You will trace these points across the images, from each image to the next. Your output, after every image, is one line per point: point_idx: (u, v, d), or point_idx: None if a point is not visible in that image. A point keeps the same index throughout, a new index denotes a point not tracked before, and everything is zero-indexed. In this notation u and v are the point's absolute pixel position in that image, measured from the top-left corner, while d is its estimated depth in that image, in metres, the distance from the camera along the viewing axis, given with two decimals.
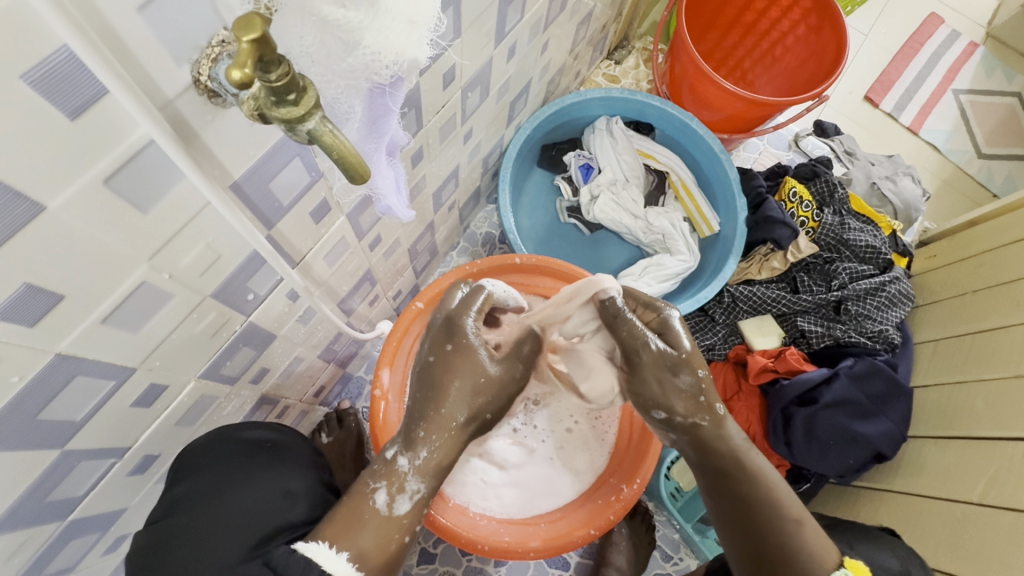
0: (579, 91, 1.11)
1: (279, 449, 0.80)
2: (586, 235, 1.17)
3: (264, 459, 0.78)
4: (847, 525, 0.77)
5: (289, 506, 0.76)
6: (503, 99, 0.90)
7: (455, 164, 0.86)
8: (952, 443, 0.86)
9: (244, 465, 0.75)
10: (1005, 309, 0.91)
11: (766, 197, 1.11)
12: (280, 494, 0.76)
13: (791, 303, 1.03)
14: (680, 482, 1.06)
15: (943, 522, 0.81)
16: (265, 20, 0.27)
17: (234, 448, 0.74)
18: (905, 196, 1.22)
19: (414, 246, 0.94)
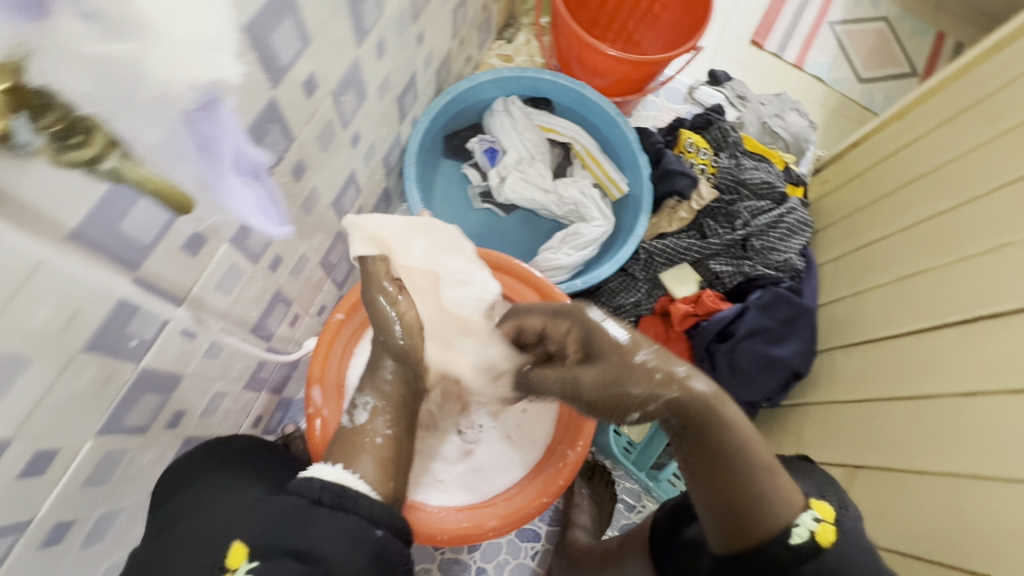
0: (470, 77, 1.11)
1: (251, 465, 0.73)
2: (503, 217, 1.18)
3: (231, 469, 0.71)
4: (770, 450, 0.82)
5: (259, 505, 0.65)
6: (388, 96, 0.89)
7: (350, 169, 0.86)
8: (855, 350, 0.92)
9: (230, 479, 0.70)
10: (886, 219, 0.98)
11: (664, 150, 1.16)
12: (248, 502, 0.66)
13: (702, 248, 1.08)
14: (630, 436, 1.13)
15: (879, 427, 0.80)
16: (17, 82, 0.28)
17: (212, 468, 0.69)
18: (794, 130, 1.30)
19: (327, 259, 0.93)
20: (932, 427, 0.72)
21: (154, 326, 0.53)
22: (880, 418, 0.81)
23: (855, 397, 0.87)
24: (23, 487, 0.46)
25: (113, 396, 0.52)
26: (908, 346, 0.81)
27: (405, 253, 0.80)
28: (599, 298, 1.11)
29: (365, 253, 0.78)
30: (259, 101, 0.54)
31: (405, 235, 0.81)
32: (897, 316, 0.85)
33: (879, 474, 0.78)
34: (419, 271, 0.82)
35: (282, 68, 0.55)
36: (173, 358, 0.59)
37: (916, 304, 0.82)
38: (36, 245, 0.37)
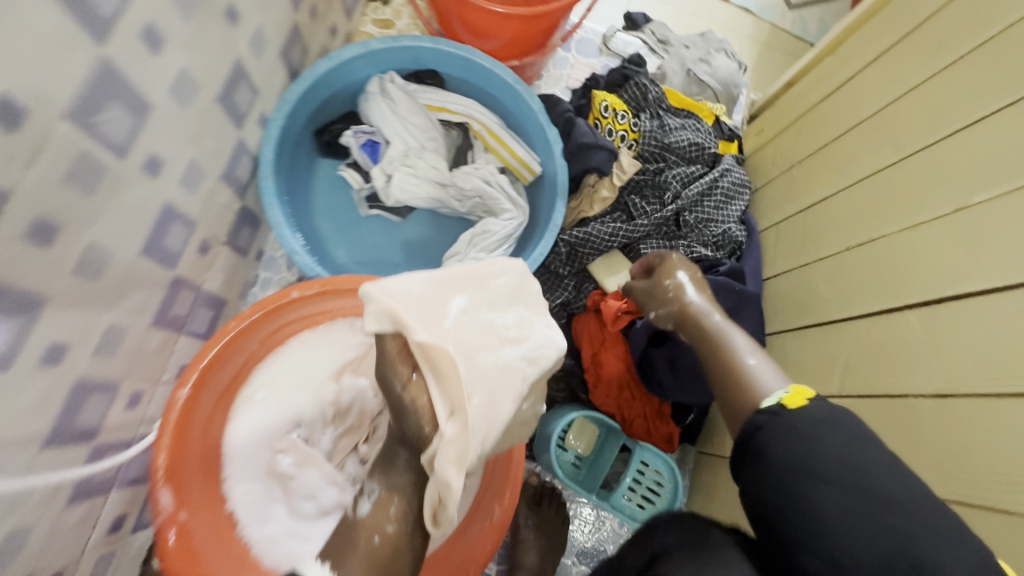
0: (329, 55, 0.90)
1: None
2: (398, 222, 1.00)
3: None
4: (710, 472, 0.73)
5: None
6: (201, 98, 0.68)
7: (161, 203, 0.66)
8: (806, 333, 0.80)
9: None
10: (827, 174, 0.84)
11: (575, 119, 0.98)
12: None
13: (629, 232, 0.93)
14: (579, 449, 1.00)
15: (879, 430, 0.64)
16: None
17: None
18: (721, 76, 1.15)
19: (165, 315, 0.74)
20: (955, 433, 0.55)
21: None
22: (878, 416, 0.64)
23: (809, 393, 0.76)
24: None
25: None
26: (865, 331, 0.69)
27: (435, 318, 0.63)
28: None
29: (379, 329, 0.62)
30: None
31: (438, 297, 0.66)
32: (849, 293, 0.74)
33: None
34: (467, 333, 0.64)
35: None
36: None
37: (870, 279, 0.71)
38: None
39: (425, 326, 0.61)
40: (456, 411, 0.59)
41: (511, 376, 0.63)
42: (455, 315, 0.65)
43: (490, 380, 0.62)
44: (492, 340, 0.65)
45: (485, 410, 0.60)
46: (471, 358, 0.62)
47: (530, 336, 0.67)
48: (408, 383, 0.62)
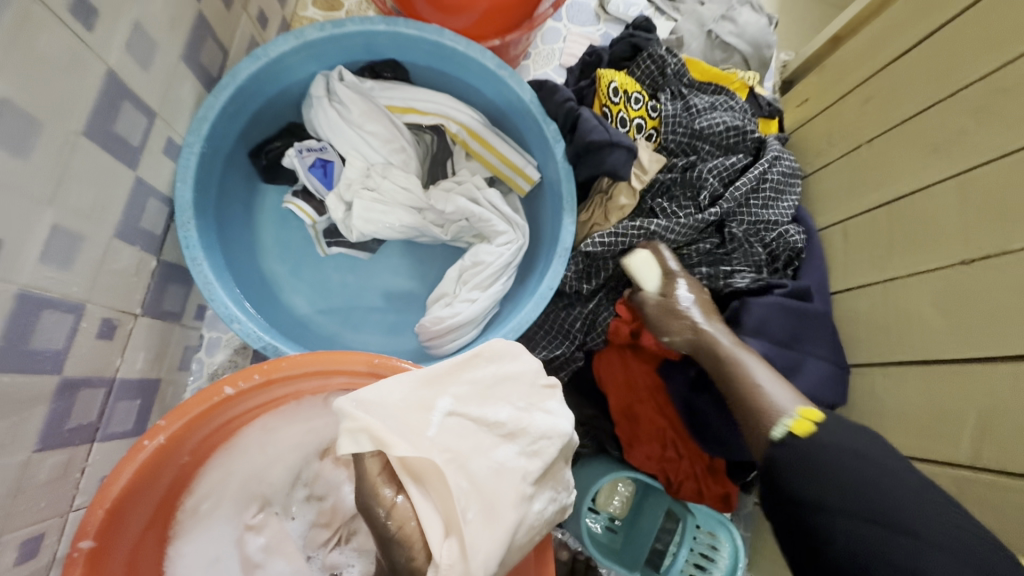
0: (253, 53, 0.69)
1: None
2: (367, 257, 0.80)
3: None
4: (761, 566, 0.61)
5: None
6: (53, 136, 0.48)
7: (12, 293, 0.46)
8: (908, 370, 0.61)
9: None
10: (915, 156, 0.65)
11: (579, 109, 0.75)
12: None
13: (663, 246, 0.73)
14: (612, 511, 0.84)
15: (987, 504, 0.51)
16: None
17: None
18: (752, 35, 0.93)
19: (59, 429, 0.55)
20: None
21: None
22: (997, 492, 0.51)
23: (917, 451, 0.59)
24: None
25: None
26: (1003, 383, 0.51)
27: (415, 427, 0.47)
28: (528, 350, 0.76)
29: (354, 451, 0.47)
30: None
31: (420, 400, 0.49)
32: (969, 328, 0.55)
33: None
34: (457, 438, 0.47)
35: None
36: None
37: (1002, 310, 0.52)
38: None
39: (401, 438, 0.45)
40: (451, 531, 0.42)
41: (512, 481, 0.45)
42: (442, 420, 0.48)
43: (488, 491, 0.44)
44: (486, 437, 0.47)
45: (489, 535, 0.42)
46: (461, 468, 0.45)
47: (530, 426, 0.48)
48: (392, 509, 0.45)
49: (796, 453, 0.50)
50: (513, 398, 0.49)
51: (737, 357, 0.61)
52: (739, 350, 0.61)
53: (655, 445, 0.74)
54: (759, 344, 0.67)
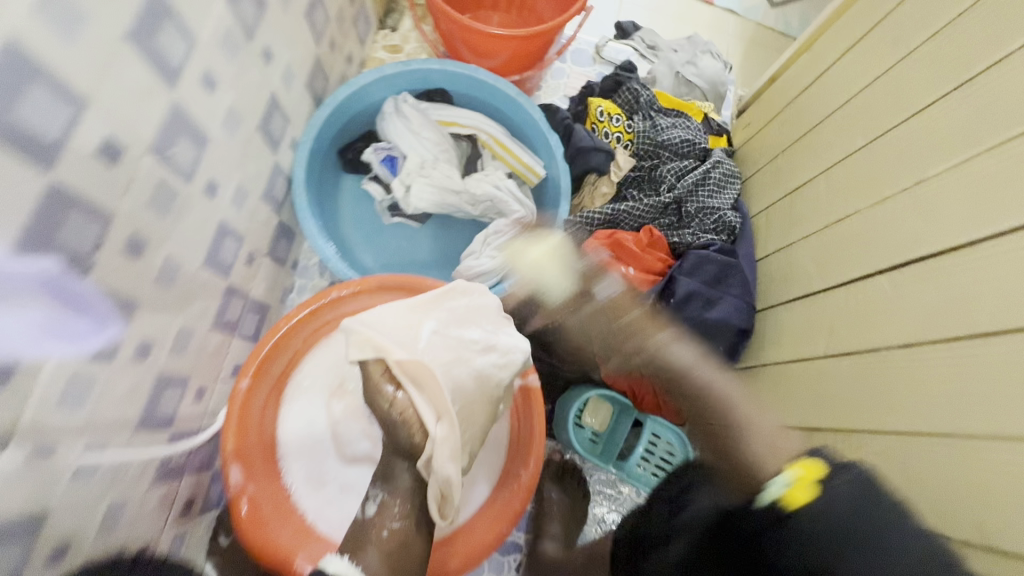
0: (350, 82, 1.00)
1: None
2: (418, 227, 1.10)
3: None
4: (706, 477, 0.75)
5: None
6: (245, 129, 0.78)
7: (217, 220, 0.76)
8: (796, 304, 0.87)
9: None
10: (805, 161, 0.93)
11: (573, 125, 1.07)
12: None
13: (631, 220, 1.02)
14: (595, 425, 1.08)
15: (833, 384, 0.76)
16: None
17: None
18: (708, 75, 1.24)
19: (221, 319, 0.84)
20: (911, 385, 0.63)
21: None
22: (837, 373, 0.75)
23: (798, 358, 0.84)
24: None
25: None
26: (844, 298, 0.77)
27: (409, 340, 0.65)
28: (532, 295, 1.04)
29: (362, 357, 0.63)
30: (26, 199, 0.44)
31: (411, 323, 0.68)
32: (831, 266, 0.81)
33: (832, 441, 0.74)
34: (442, 351, 0.66)
35: (50, 147, 0.46)
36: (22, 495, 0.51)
37: (849, 251, 0.78)
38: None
39: (402, 347, 0.63)
40: (441, 417, 0.59)
41: (487, 380, 0.67)
42: (429, 335, 0.67)
43: (470, 391, 0.65)
44: (466, 351, 0.67)
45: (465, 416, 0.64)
46: (450, 372, 0.64)
47: (498, 343, 0.70)
48: (394, 402, 0.60)
49: (789, 531, 0.52)
50: (482, 325, 0.71)
51: (713, 393, 0.74)
52: (733, 395, 0.73)
53: (623, 366, 1.01)
54: (691, 283, 0.91)
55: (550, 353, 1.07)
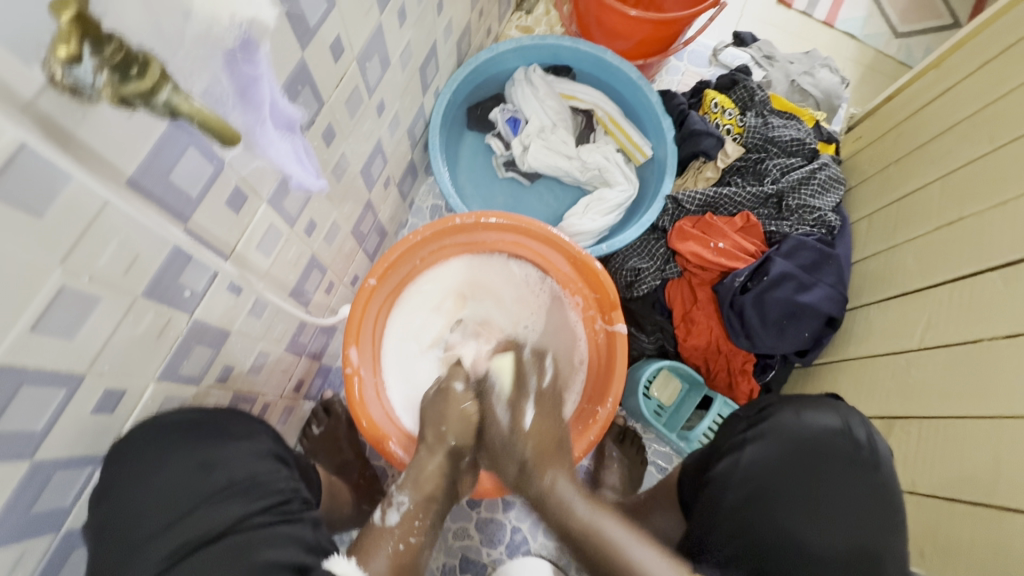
0: (491, 47, 1.12)
1: (201, 426, 0.61)
2: (526, 185, 1.20)
3: (187, 437, 0.59)
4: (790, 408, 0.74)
5: (217, 476, 0.60)
6: (410, 65, 0.90)
7: (376, 138, 0.87)
8: (892, 303, 0.89)
9: (165, 444, 0.57)
10: (922, 168, 0.94)
11: (688, 112, 1.14)
12: (197, 467, 0.59)
13: (733, 204, 1.06)
14: (661, 399, 1.09)
15: (925, 375, 0.77)
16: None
17: (152, 437, 0.57)
18: (824, 87, 1.26)
19: (357, 228, 0.95)
20: (1016, 375, 0.64)
21: (204, 279, 0.56)
22: (932, 364, 0.77)
23: (890, 350, 0.85)
24: (97, 422, 0.50)
25: (170, 344, 0.56)
26: (947, 294, 0.79)
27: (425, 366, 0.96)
28: (624, 261, 1.09)
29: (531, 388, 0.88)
30: (288, 63, 0.56)
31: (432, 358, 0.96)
32: (938, 266, 0.82)
33: (916, 426, 0.76)
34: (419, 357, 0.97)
35: (309, 31, 0.57)
36: (220, 313, 0.62)
37: (959, 250, 0.80)
38: (51, 156, 0.35)
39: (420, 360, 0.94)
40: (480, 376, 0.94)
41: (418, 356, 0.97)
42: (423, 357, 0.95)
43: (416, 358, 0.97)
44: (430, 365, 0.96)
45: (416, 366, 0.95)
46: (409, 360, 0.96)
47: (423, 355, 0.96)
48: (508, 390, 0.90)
49: None
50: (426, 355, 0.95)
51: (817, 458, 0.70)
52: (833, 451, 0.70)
53: (702, 340, 1.04)
54: (786, 263, 0.96)
55: (632, 320, 1.11)
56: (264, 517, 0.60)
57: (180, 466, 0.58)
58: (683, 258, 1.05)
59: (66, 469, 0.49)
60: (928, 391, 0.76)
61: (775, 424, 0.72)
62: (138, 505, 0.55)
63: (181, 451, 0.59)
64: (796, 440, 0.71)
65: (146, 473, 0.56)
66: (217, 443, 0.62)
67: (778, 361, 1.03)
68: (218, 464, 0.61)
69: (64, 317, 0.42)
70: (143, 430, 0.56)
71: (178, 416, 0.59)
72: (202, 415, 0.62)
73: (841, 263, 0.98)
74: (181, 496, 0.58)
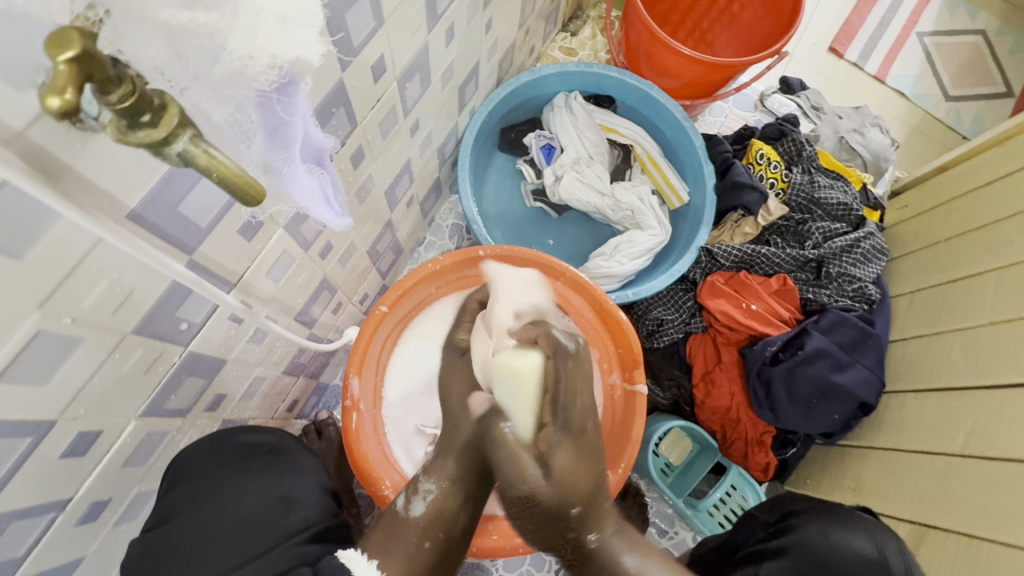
0: (534, 69, 1.06)
1: (277, 455, 0.69)
2: (554, 217, 1.15)
3: (263, 465, 0.66)
4: (817, 512, 0.73)
5: (292, 515, 0.64)
6: (451, 83, 0.85)
7: (406, 158, 0.82)
8: (934, 395, 0.84)
9: (246, 467, 0.65)
10: (979, 254, 0.88)
11: (732, 161, 1.08)
12: (276, 501, 0.64)
13: (771, 265, 1.00)
14: (669, 458, 1.02)
15: (972, 488, 0.71)
16: (85, 33, 0.24)
17: (231, 453, 0.64)
18: (874, 147, 1.19)
19: (374, 247, 0.90)
20: None
21: (204, 310, 0.50)
22: (979, 474, 0.71)
23: (927, 448, 0.80)
24: (64, 466, 0.45)
25: (157, 379, 0.50)
26: (999, 400, 0.73)
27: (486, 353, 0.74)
28: (647, 310, 1.04)
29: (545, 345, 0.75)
30: (326, 85, 0.50)
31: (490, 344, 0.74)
32: (992, 365, 0.76)
33: (953, 541, 0.71)
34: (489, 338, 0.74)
35: (353, 50, 0.51)
36: (218, 343, 0.56)
37: (1014, 355, 0.74)
38: (38, 195, 0.30)
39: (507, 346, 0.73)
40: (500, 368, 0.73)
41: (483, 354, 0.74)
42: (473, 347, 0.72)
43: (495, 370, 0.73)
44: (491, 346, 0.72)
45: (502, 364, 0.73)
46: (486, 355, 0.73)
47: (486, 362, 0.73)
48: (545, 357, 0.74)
49: None
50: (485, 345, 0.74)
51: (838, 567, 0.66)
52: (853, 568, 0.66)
53: (722, 405, 0.98)
54: (822, 339, 0.92)
55: (649, 371, 1.06)
56: (318, 551, 0.63)
57: (258, 494, 0.64)
58: (711, 315, 1.00)
59: (25, 518, 0.45)
60: (973, 505, 0.70)
61: (796, 541, 0.70)
62: (215, 528, 0.60)
63: (257, 480, 0.65)
64: (825, 561, 0.67)
65: (222, 493, 0.62)
66: (285, 472, 0.67)
67: (799, 438, 0.98)
68: (296, 502, 0.65)
69: (37, 362, 0.37)
70: (224, 446, 0.64)
71: (252, 440, 0.67)
72: (278, 444, 0.70)
73: (880, 345, 0.93)
74: (252, 528, 0.62)
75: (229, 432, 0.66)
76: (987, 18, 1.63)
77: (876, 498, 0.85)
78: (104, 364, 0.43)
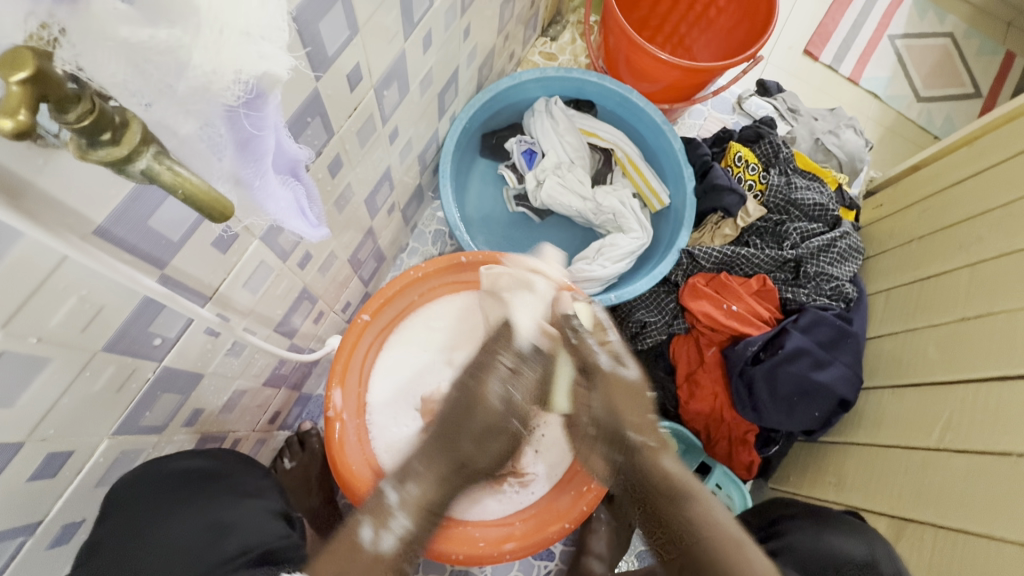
0: (513, 74, 1.06)
1: (212, 480, 0.63)
2: (536, 222, 1.15)
3: (198, 491, 0.61)
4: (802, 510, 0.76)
5: (228, 541, 0.60)
6: (429, 91, 0.85)
7: (385, 165, 0.81)
8: (911, 391, 0.85)
9: (179, 495, 0.60)
10: (951, 252, 0.91)
11: (712, 163, 1.10)
12: (207, 530, 0.60)
13: (751, 265, 1.01)
14: None
15: (949, 480, 0.72)
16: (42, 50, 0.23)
17: (164, 482, 0.59)
18: (848, 148, 1.21)
19: (355, 255, 0.89)
20: None
21: (178, 325, 0.49)
22: (955, 468, 0.73)
23: (905, 444, 0.81)
24: (33, 489, 0.45)
25: (131, 396, 0.49)
26: (972, 395, 0.75)
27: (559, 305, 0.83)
28: (630, 313, 1.05)
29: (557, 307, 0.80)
30: (300, 95, 0.50)
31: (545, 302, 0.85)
32: (966, 361, 0.78)
33: (931, 534, 0.72)
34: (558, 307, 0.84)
35: (327, 60, 0.51)
36: (194, 357, 0.55)
37: (986, 350, 0.76)
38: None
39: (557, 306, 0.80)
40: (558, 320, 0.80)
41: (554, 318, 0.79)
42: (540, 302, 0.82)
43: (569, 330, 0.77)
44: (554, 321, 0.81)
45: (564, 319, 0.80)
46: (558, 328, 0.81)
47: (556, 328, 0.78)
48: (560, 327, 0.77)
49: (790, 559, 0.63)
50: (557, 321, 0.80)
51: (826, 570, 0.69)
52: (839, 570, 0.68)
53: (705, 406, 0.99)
54: (802, 338, 0.93)
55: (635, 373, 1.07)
56: None
57: (190, 523, 0.59)
58: (693, 316, 1.01)
59: None
60: (952, 499, 0.71)
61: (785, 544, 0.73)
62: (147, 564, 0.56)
63: (186, 508, 0.60)
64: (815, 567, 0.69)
65: (149, 528, 0.57)
66: (220, 498, 0.63)
67: (782, 437, 0.99)
68: (231, 528, 0.61)
69: (3, 384, 0.36)
70: (153, 477, 0.58)
71: (188, 463, 0.62)
72: (217, 468, 0.64)
73: (858, 342, 0.95)
74: (181, 559, 0.57)
75: (157, 460, 0.59)
76: (955, 21, 1.68)
77: (857, 494, 0.86)
78: (73, 385, 0.42)
